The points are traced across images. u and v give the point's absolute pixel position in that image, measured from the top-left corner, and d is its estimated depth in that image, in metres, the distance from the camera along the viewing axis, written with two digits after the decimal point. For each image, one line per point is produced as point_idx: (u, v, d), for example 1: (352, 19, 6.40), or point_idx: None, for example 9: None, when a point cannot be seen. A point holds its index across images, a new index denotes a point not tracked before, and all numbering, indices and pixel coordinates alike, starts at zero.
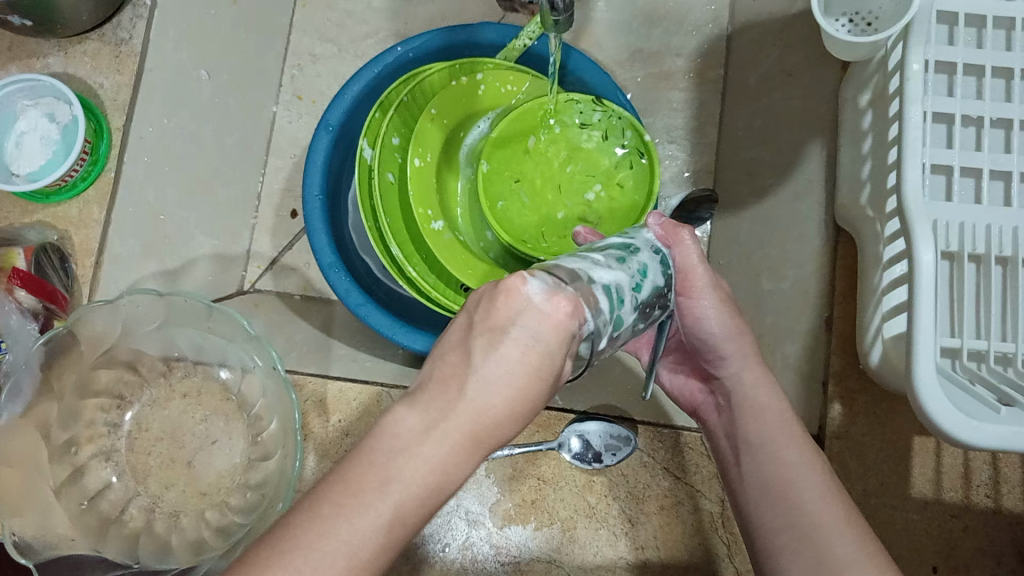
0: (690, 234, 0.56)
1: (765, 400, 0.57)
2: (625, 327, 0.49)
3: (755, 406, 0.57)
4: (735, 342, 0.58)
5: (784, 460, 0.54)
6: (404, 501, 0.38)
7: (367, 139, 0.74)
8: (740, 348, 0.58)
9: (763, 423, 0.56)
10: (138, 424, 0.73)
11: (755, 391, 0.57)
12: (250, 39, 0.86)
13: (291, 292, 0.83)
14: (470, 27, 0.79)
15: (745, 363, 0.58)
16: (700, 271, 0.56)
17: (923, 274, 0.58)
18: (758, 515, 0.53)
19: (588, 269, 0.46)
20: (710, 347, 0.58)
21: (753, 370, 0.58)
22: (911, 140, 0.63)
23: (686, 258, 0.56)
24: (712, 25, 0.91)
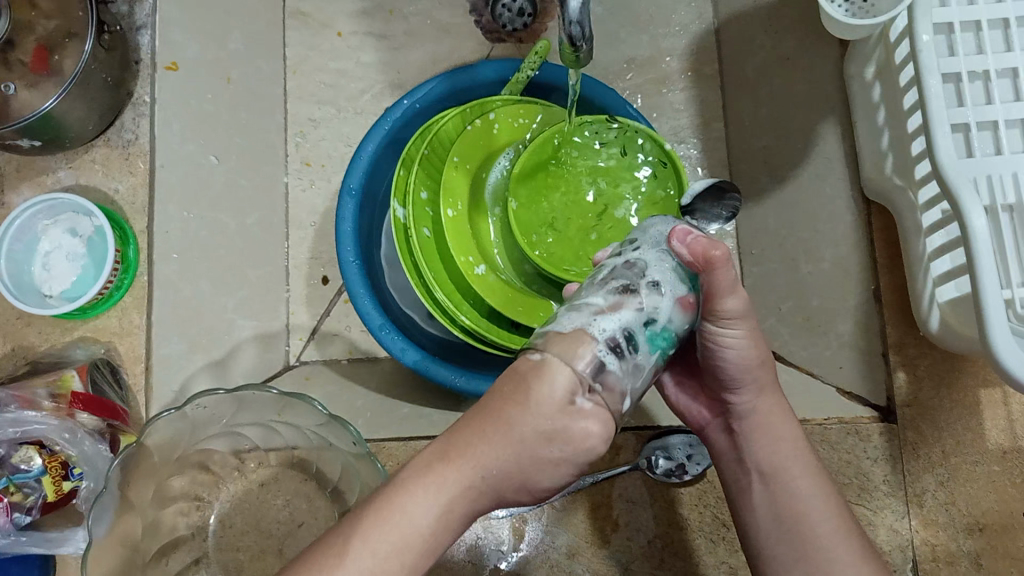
0: (723, 255, 0.48)
1: (768, 415, 0.57)
2: (644, 370, 0.46)
3: (757, 423, 0.57)
4: (749, 368, 0.55)
5: (800, 493, 0.55)
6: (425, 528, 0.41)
7: (397, 199, 0.74)
8: (754, 371, 0.55)
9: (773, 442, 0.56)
10: (222, 522, 0.72)
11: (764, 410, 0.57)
12: (250, 117, 0.86)
13: (337, 359, 0.85)
14: (468, 68, 0.80)
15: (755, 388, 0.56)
16: (734, 302, 0.50)
17: (978, 238, 0.59)
18: (772, 549, 0.55)
19: (591, 325, 0.44)
20: (723, 373, 0.56)
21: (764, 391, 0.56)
22: (935, 107, 0.64)
23: (719, 284, 0.49)
24: (698, 21, 0.92)
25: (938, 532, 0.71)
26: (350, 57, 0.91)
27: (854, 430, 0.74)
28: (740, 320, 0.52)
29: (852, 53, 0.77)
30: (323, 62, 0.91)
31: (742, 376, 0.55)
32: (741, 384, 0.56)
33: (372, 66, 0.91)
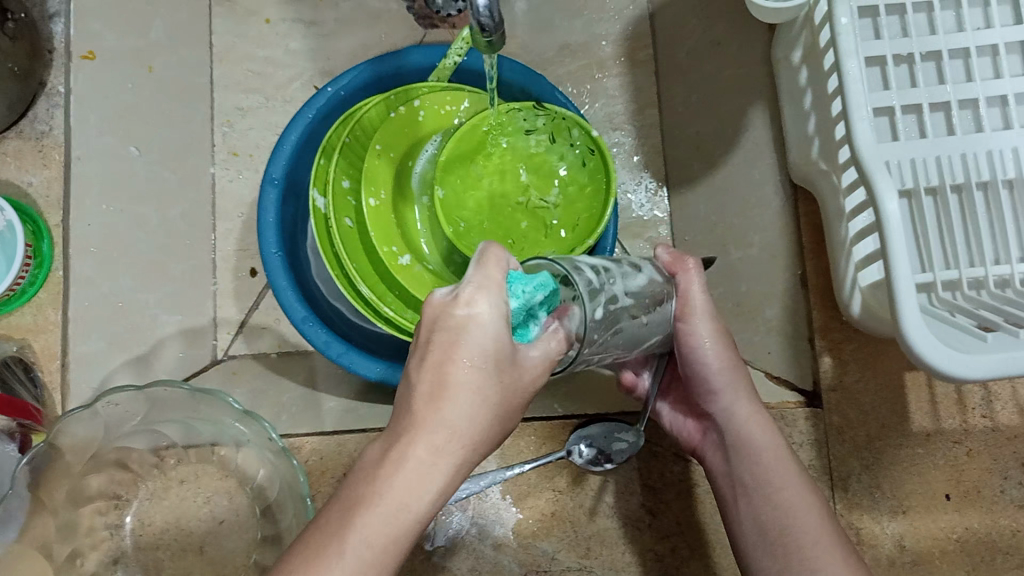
0: (694, 265, 0.58)
1: (745, 415, 0.60)
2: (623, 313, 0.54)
3: (738, 425, 0.59)
4: (719, 358, 0.59)
5: (783, 501, 0.56)
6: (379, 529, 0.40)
7: (316, 189, 0.72)
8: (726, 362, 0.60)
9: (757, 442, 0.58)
10: (140, 521, 0.70)
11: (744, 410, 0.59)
12: (173, 107, 0.84)
13: (266, 352, 0.83)
14: (394, 55, 0.78)
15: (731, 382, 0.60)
16: (699, 299, 0.58)
17: (891, 221, 0.58)
18: (759, 563, 0.55)
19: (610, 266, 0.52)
20: (699, 371, 0.60)
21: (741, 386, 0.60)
22: (853, 92, 0.63)
23: (689, 286, 0.58)
24: (632, 7, 0.91)
25: (862, 515, 0.72)
26: (278, 44, 0.89)
27: (780, 417, 0.76)
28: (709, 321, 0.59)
29: (778, 37, 0.76)
30: (250, 50, 0.88)
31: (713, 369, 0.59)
32: (715, 378, 0.60)
33: (301, 54, 0.89)
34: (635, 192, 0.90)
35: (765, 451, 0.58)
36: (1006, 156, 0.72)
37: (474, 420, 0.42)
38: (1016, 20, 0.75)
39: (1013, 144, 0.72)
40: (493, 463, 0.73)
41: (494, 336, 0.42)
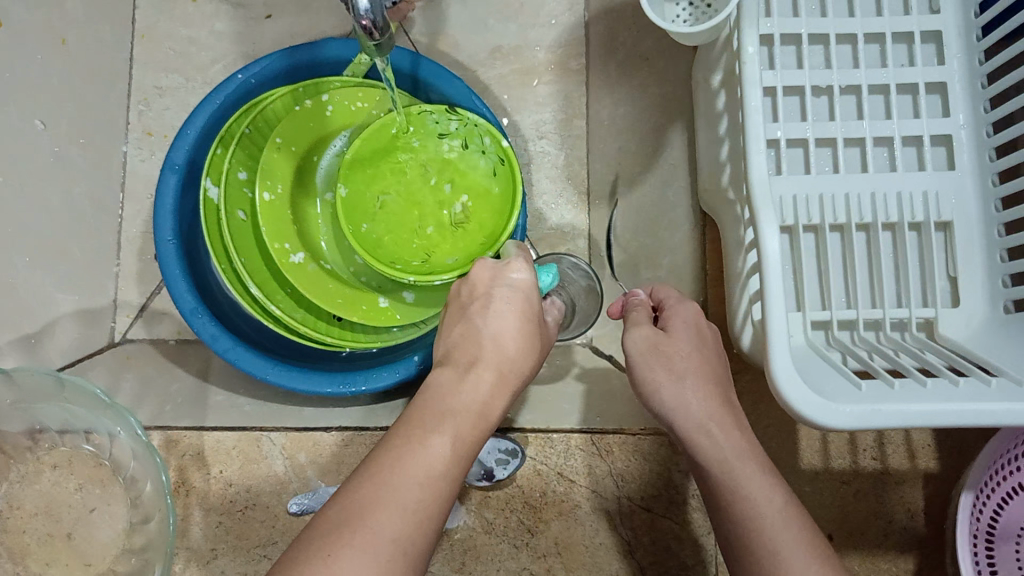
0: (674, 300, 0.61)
1: (706, 410, 0.52)
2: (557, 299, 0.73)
3: (705, 422, 0.51)
4: (662, 358, 0.55)
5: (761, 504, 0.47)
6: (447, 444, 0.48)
7: (210, 178, 0.71)
8: (673, 352, 0.55)
9: (720, 436, 0.50)
10: (9, 504, 0.69)
11: (703, 403, 0.52)
12: (86, 82, 0.82)
13: (164, 338, 0.81)
14: (311, 45, 0.75)
15: (678, 374, 0.54)
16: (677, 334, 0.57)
17: (770, 261, 0.57)
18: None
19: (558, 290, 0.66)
20: (648, 387, 0.55)
21: (697, 375, 0.54)
22: (754, 125, 0.62)
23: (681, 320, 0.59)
24: (569, 13, 0.88)
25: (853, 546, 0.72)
26: (203, 25, 0.86)
27: (667, 442, 0.72)
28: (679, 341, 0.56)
29: (700, 60, 0.76)
30: (173, 27, 0.86)
31: (657, 381, 0.54)
32: (665, 385, 0.54)
33: (226, 36, 0.87)
34: (557, 205, 0.85)
35: (728, 446, 0.50)
36: (916, 198, 0.71)
37: (519, 349, 0.55)
38: (939, 61, 0.73)
39: (924, 187, 0.71)
40: None
41: (531, 294, 0.58)
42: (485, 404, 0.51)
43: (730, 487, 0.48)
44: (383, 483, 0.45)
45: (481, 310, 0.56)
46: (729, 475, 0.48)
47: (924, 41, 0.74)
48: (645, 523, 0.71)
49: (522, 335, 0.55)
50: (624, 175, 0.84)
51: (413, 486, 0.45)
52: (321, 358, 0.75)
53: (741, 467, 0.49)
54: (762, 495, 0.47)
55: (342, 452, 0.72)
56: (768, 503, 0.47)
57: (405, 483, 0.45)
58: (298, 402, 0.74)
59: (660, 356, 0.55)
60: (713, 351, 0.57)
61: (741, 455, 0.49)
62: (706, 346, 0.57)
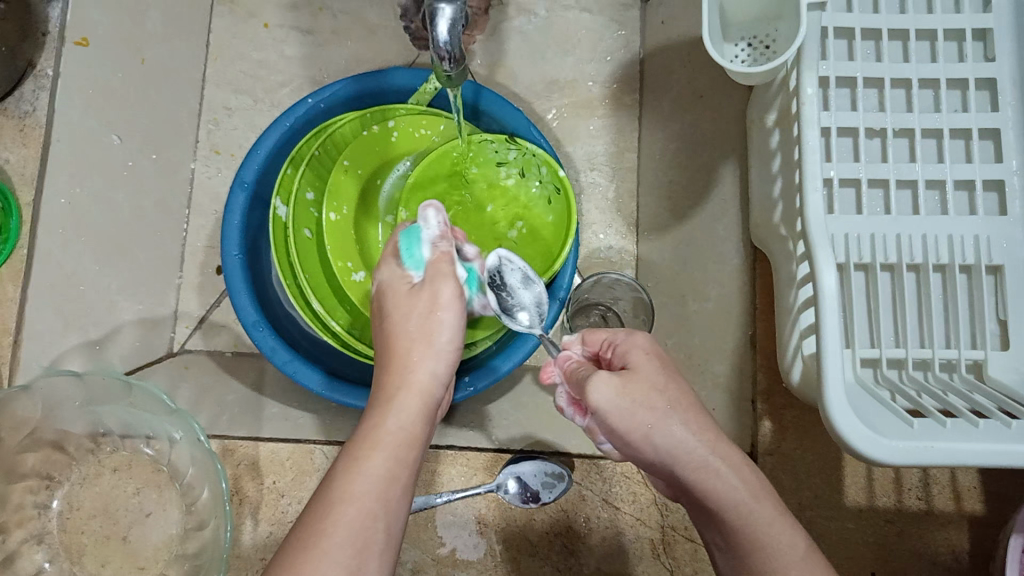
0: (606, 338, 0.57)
1: (709, 444, 0.49)
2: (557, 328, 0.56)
3: (712, 460, 0.48)
4: (642, 401, 0.50)
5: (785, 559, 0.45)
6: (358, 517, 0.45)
7: (280, 196, 0.73)
8: (651, 389, 0.50)
9: (730, 475, 0.48)
10: (69, 504, 0.71)
11: (708, 440, 0.49)
12: (159, 97, 0.86)
13: (222, 350, 0.84)
14: (378, 73, 0.79)
15: (665, 413, 0.49)
16: (644, 367, 0.52)
17: (826, 298, 0.59)
18: None
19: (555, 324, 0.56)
20: (637, 432, 0.49)
21: (683, 408, 0.50)
22: (810, 164, 0.63)
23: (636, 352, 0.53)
24: (624, 50, 0.93)
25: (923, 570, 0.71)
26: (273, 49, 0.91)
27: None
28: (650, 378, 0.51)
29: (755, 98, 0.77)
30: (245, 50, 0.91)
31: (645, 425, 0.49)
32: (654, 427, 0.49)
33: (295, 60, 0.91)
34: (605, 233, 0.91)
35: (740, 483, 0.48)
36: (966, 241, 0.71)
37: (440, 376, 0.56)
38: (993, 107, 0.74)
39: (974, 232, 0.71)
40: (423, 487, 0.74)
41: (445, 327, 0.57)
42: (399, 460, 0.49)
43: (751, 537, 0.47)
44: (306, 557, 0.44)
45: (406, 346, 0.56)
46: (749, 526, 0.47)
47: (978, 88, 0.75)
48: (687, 553, 0.70)
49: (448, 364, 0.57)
50: (673, 206, 0.86)
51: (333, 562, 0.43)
52: (375, 376, 0.77)
53: (760, 512, 0.47)
54: (784, 542, 0.46)
55: None
56: (794, 552, 0.46)
57: (335, 545, 0.44)
58: (355, 420, 0.76)
59: (638, 401, 0.50)
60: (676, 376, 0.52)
61: (758, 497, 0.48)
62: (667, 372, 0.52)
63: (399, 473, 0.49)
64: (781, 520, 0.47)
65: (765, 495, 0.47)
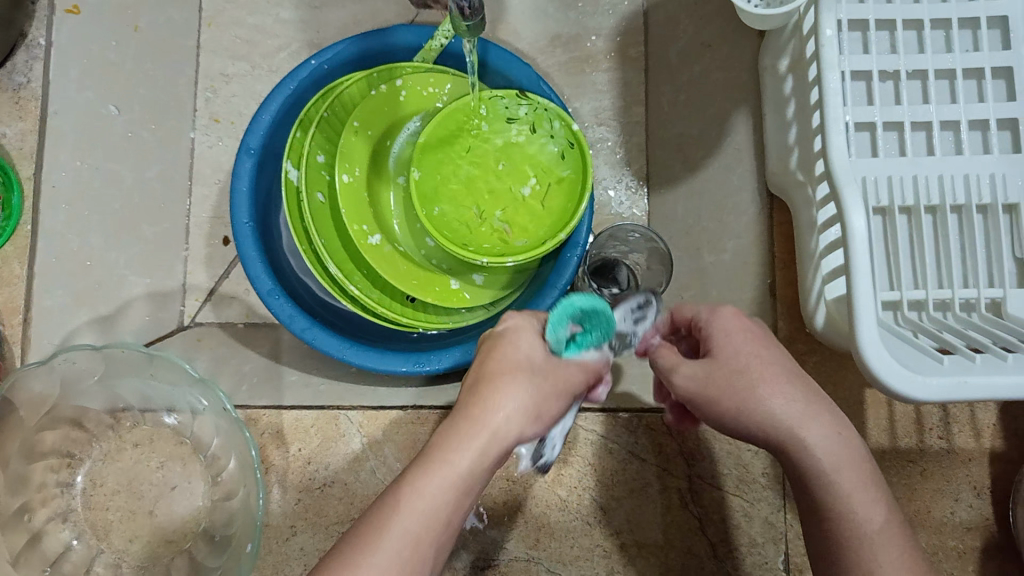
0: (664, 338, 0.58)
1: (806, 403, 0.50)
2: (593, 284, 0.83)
3: (794, 425, 0.49)
4: (752, 357, 0.51)
5: (853, 507, 0.48)
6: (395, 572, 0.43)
7: (291, 160, 0.72)
8: (734, 361, 0.51)
9: (822, 435, 0.49)
10: (92, 480, 0.70)
11: (789, 405, 0.49)
12: (157, 67, 0.84)
13: (233, 322, 0.81)
14: (382, 32, 0.76)
15: (743, 372, 0.51)
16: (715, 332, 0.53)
17: (855, 239, 0.58)
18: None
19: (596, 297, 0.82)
20: (719, 393, 0.51)
21: (765, 379, 0.50)
22: (832, 105, 0.63)
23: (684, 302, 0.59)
24: (628, 2, 0.91)
25: (943, 504, 0.71)
26: (269, 13, 0.87)
27: None
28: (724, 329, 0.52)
29: (768, 44, 0.76)
30: (240, 16, 0.87)
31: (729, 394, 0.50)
32: (753, 384, 0.50)
33: (291, 25, 0.87)
34: (615, 188, 0.90)
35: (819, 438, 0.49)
36: (982, 180, 0.71)
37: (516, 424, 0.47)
38: (1004, 45, 0.74)
39: (990, 170, 0.70)
40: None
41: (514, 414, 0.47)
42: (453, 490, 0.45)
43: (836, 507, 0.48)
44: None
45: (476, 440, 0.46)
46: (832, 496, 0.48)
47: (990, 27, 0.75)
48: (715, 501, 0.71)
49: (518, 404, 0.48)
50: (686, 159, 0.85)
51: None
52: (395, 342, 0.77)
53: (842, 482, 0.48)
54: (860, 523, 0.47)
55: (416, 429, 0.73)
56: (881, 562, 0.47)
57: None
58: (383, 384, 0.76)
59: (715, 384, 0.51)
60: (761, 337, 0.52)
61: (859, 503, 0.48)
62: (776, 349, 0.52)
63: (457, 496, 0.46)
64: (864, 489, 0.48)
65: (846, 469, 0.48)
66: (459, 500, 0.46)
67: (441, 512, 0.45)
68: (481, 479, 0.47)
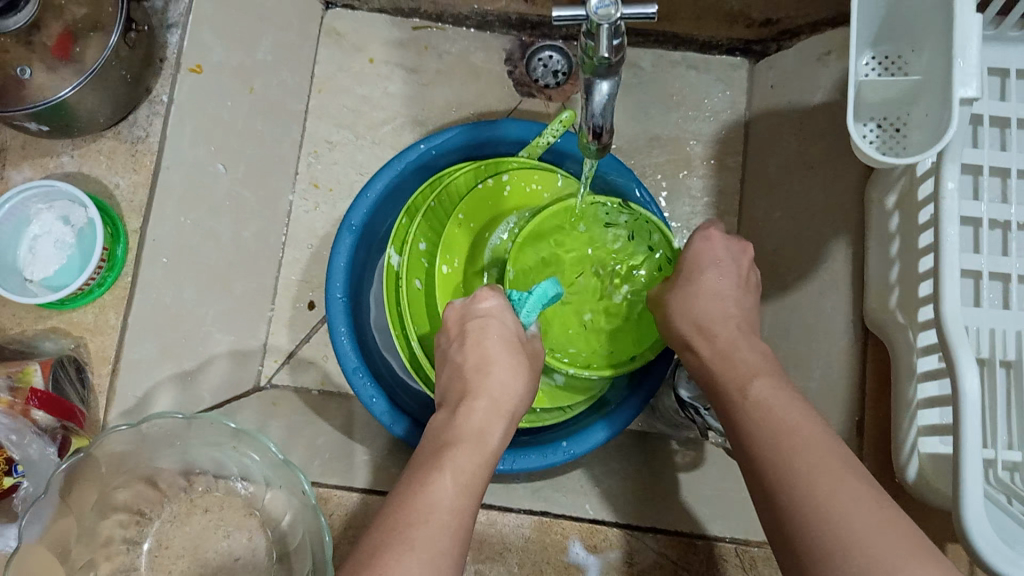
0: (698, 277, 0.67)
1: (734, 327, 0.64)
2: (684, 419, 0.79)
3: (696, 329, 0.65)
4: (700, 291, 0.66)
5: (783, 421, 0.55)
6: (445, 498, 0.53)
7: (393, 246, 0.74)
8: (694, 281, 0.67)
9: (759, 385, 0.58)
10: (158, 542, 0.70)
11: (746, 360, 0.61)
12: (263, 129, 0.84)
13: (308, 387, 0.84)
14: (491, 124, 0.77)
15: (693, 292, 0.66)
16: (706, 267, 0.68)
17: (968, 405, 0.57)
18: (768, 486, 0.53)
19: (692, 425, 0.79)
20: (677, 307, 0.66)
21: (700, 297, 0.66)
22: (948, 257, 0.62)
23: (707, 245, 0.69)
24: (730, 111, 0.92)
25: None
26: (378, 85, 0.90)
27: None
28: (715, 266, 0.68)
29: (877, 177, 0.75)
30: (349, 85, 0.89)
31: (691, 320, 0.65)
32: (678, 298, 0.67)
33: (398, 98, 0.89)
34: None
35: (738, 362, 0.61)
36: None
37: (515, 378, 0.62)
38: None
39: None
40: (513, 556, 0.72)
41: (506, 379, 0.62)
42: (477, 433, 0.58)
43: (758, 412, 0.57)
44: (406, 530, 0.51)
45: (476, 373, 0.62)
46: (751, 401, 0.58)
47: None
48: None
49: (509, 360, 0.62)
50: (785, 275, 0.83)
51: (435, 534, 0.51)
52: None
53: (754, 391, 0.58)
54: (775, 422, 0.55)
55: (486, 530, 0.73)
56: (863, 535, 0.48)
57: (425, 522, 0.51)
58: None
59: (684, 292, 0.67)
60: (724, 277, 0.67)
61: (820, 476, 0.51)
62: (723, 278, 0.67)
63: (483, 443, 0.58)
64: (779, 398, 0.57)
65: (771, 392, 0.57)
66: (477, 465, 0.56)
67: (466, 476, 0.55)
68: (492, 420, 0.59)
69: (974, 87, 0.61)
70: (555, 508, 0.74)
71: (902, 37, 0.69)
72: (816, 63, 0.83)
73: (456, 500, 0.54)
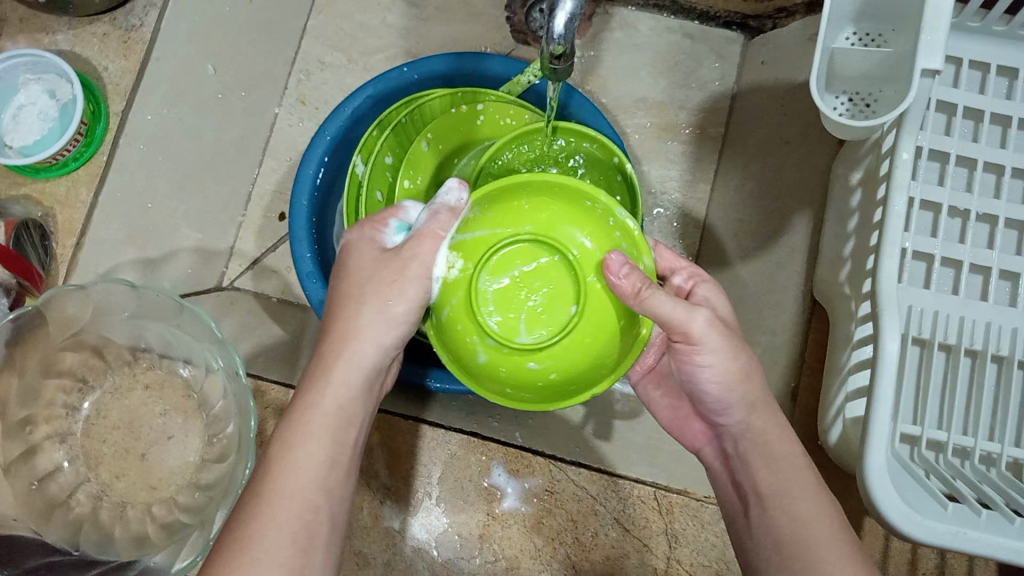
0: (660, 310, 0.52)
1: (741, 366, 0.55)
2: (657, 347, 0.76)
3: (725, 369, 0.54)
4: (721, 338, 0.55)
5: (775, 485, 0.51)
6: (309, 474, 0.49)
7: (360, 155, 0.75)
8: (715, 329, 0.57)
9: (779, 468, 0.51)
10: (96, 410, 0.73)
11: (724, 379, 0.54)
12: (256, 39, 0.87)
13: (268, 295, 0.83)
14: (478, 57, 0.78)
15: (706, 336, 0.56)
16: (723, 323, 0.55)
17: (885, 363, 0.58)
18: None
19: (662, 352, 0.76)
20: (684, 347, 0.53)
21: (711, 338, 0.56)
22: (892, 228, 0.62)
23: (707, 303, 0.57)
24: (719, 83, 0.93)
25: None
26: (376, 14, 0.90)
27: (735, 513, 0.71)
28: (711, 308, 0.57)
29: (845, 154, 0.75)
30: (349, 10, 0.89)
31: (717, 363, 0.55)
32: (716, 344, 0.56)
33: (394, 30, 0.90)
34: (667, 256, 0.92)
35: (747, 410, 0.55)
36: None
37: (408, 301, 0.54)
38: None
39: None
40: (439, 470, 0.74)
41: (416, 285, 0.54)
42: (364, 385, 0.54)
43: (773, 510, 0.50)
44: (258, 514, 0.47)
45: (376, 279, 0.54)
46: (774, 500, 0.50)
47: None
48: None
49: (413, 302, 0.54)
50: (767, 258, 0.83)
51: (285, 528, 0.47)
52: None
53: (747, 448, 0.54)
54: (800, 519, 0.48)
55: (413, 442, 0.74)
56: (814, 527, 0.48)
57: (284, 513, 0.47)
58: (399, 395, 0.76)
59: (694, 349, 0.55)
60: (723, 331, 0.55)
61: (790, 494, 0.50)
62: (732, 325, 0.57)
63: (367, 393, 0.55)
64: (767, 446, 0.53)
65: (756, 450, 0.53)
66: (338, 435, 0.52)
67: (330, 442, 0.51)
68: (371, 360, 0.55)
69: (938, 62, 0.62)
70: (486, 430, 0.75)
71: (879, 16, 0.70)
72: (806, 43, 0.82)
73: (318, 465, 0.50)
